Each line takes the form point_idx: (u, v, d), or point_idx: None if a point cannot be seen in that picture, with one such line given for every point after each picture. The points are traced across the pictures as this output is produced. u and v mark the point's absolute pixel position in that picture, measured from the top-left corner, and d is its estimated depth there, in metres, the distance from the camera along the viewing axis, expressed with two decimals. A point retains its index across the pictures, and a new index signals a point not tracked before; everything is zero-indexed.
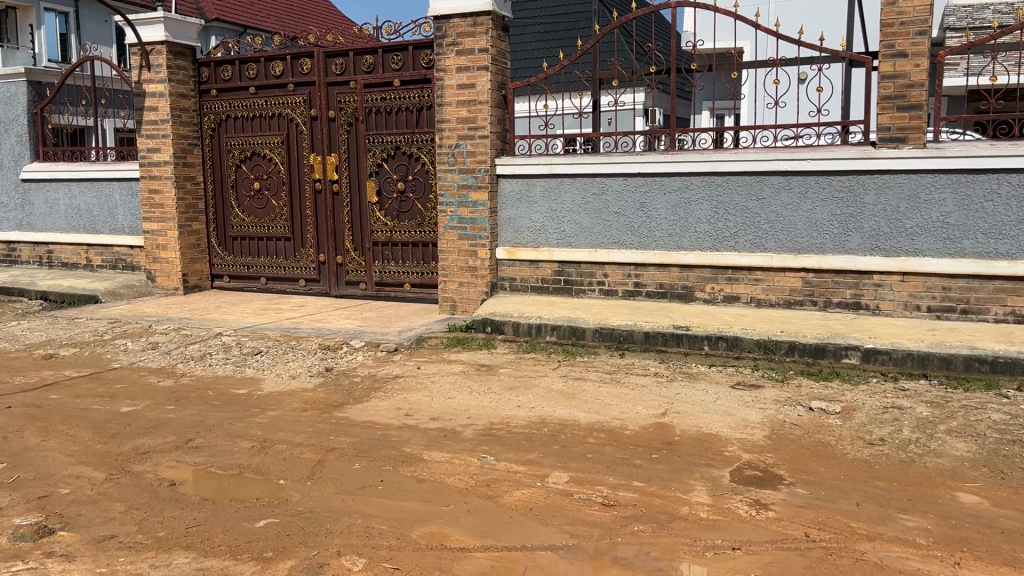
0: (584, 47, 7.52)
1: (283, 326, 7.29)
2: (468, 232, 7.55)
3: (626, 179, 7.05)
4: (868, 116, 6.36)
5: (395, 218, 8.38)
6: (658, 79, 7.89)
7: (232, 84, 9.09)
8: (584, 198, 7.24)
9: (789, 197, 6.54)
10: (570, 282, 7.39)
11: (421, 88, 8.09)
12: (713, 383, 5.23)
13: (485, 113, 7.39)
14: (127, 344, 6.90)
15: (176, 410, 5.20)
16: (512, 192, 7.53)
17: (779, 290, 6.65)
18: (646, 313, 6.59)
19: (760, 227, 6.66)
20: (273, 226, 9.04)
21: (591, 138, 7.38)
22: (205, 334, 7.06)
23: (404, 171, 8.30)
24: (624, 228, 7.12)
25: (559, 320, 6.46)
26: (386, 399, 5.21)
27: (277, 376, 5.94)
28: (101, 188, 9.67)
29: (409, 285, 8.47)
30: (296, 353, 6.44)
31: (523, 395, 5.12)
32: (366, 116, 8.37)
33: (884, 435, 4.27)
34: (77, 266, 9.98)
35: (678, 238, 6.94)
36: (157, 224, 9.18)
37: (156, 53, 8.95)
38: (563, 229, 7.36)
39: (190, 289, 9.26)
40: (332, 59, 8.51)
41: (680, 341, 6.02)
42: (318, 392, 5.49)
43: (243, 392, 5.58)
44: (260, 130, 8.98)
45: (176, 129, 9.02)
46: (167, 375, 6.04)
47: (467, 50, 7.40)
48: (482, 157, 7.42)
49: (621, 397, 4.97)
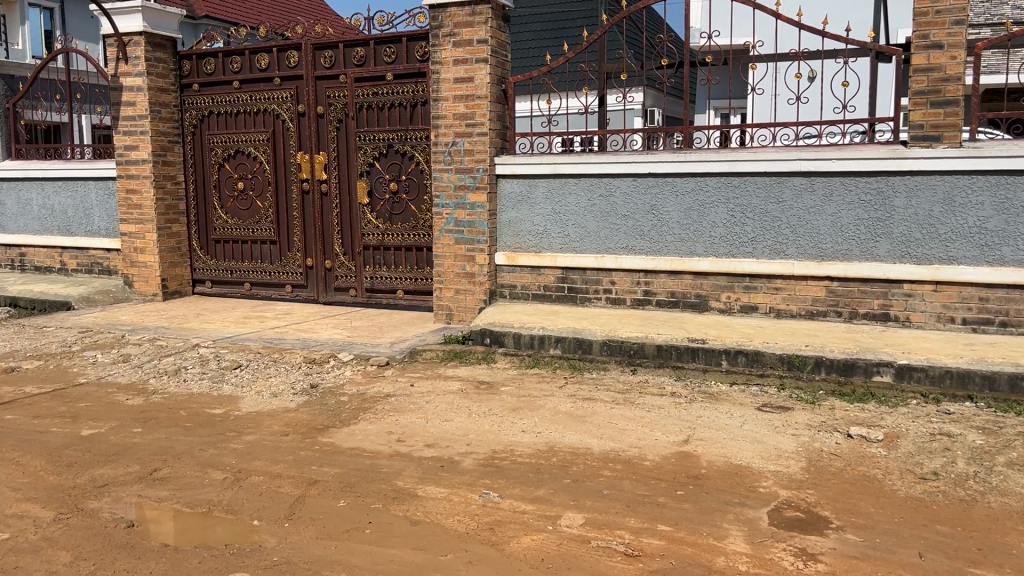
0: (591, 39, 7.01)
1: (266, 337, 6.77)
2: (465, 235, 7.06)
3: (636, 180, 6.57)
4: (898, 111, 5.90)
5: (387, 219, 7.88)
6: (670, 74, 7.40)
7: (216, 77, 8.56)
8: (590, 200, 6.76)
9: (812, 200, 6.07)
10: (575, 290, 6.91)
11: (415, 83, 7.59)
12: (737, 405, 4.73)
13: (484, 108, 6.89)
14: (97, 356, 6.37)
15: (143, 434, 4.69)
16: (513, 193, 7.04)
17: (800, 300, 6.18)
18: (658, 324, 6.11)
19: (780, 232, 6.19)
20: (258, 228, 8.54)
21: (596, 136, 6.90)
22: (181, 345, 6.54)
23: (397, 170, 7.79)
24: (632, 232, 6.64)
25: (564, 332, 5.98)
26: (376, 422, 4.70)
27: (257, 394, 5.42)
28: (76, 188, 9.14)
29: (402, 291, 7.96)
30: (278, 367, 5.93)
31: (527, 419, 4.62)
32: (357, 112, 7.88)
33: (936, 468, 3.79)
34: (50, 270, 9.46)
35: (691, 243, 6.46)
36: (135, 225, 8.66)
37: (134, 45, 8.43)
38: (567, 232, 6.88)
39: (170, 295, 8.74)
40: (320, 51, 8.01)
41: (696, 356, 5.54)
42: (301, 413, 4.98)
43: (219, 413, 5.06)
44: (245, 127, 8.47)
45: (155, 125, 8.50)
46: (136, 393, 5.52)
47: (464, 40, 6.91)
48: (480, 155, 6.94)
49: (637, 422, 4.48)
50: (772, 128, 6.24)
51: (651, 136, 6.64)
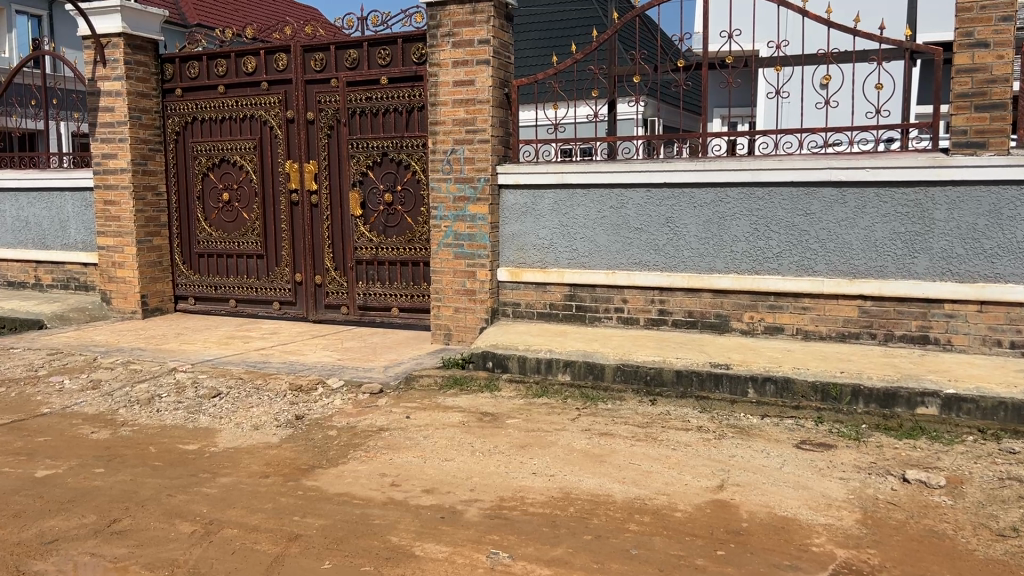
0: (601, 38, 6.50)
1: (249, 360, 6.25)
2: (465, 250, 6.56)
3: (650, 191, 6.08)
4: (937, 116, 5.42)
5: (382, 232, 7.38)
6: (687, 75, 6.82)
7: (199, 82, 8.06)
8: (600, 211, 6.26)
9: (843, 213, 5.59)
10: (583, 309, 6.40)
11: (412, 87, 7.11)
12: (773, 442, 4.23)
13: (485, 113, 6.41)
14: (64, 382, 5.84)
15: (106, 475, 4.16)
16: (516, 205, 6.55)
17: (830, 320, 5.68)
18: (676, 347, 5.61)
19: (808, 246, 5.70)
20: (244, 241, 8.03)
21: (607, 144, 6.40)
22: (157, 369, 6.02)
23: (392, 180, 7.30)
24: (646, 247, 6.14)
25: (574, 355, 5.49)
26: (367, 461, 4.18)
27: (236, 426, 4.90)
28: (51, 200, 8.62)
29: (397, 309, 7.45)
30: (261, 395, 5.41)
31: (539, 458, 4.10)
32: (349, 118, 7.39)
33: (1014, 522, 3.29)
34: (24, 285, 8.93)
35: (710, 258, 5.97)
36: (113, 238, 8.15)
37: (112, 47, 7.93)
38: (575, 246, 6.38)
39: (150, 312, 8.22)
40: (311, 54, 7.52)
41: (720, 384, 5.05)
42: (283, 450, 4.45)
43: (193, 450, 4.53)
44: (230, 134, 7.98)
45: (135, 132, 8.00)
46: (102, 425, 4.98)
47: (464, 41, 6.44)
48: (481, 163, 6.45)
49: (663, 464, 3.95)
50: (799, 134, 5.75)
51: (665, 143, 6.14)
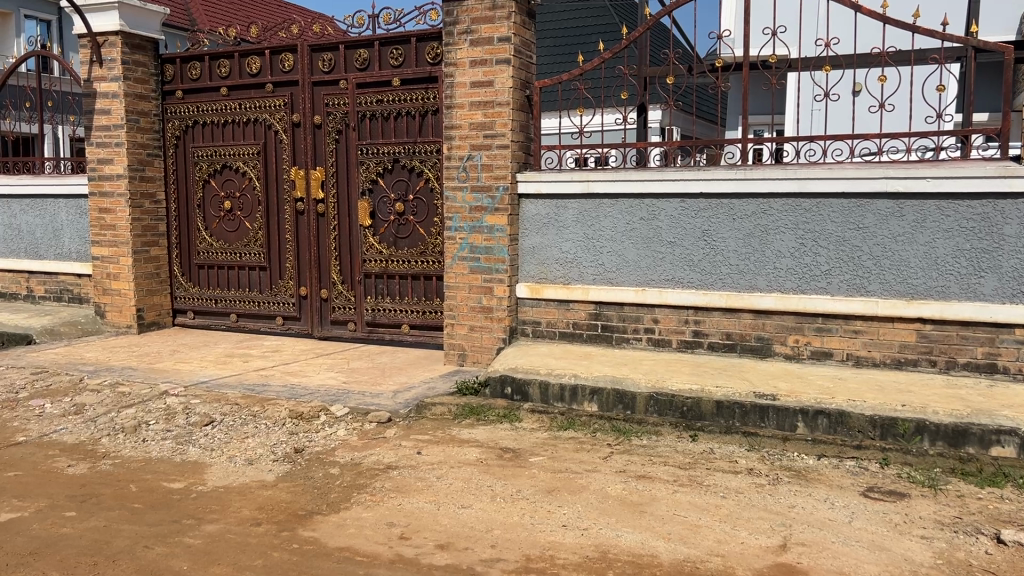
0: (631, 35, 5.88)
1: (248, 382, 5.76)
2: (481, 264, 6.08)
3: (685, 201, 5.57)
4: (1007, 122, 4.89)
5: (392, 244, 6.90)
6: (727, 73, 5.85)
7: (201, 83, 7.61)
8: (629, 223, 5.75)
9: (900, 228, 5.07)
10: (609, 329, 5.88)
11: (426, 89, 6.63)
12: (836, 489, 3.71)
13: (505, 116, 5.92)
14: (45, 406, 5.35)
15: (76, 521, 3.65)
16: (538, 215, 6.05)
17: (885, 346, 5.15)
18: (714, 373, 5.08)
19: (860, 264, 5.18)
20: (246, 252, 7.56)
21: (637, 151, 5.90)
22: (146, 393, 5.53)
23: (404, 188, 6.82)
24: (680, 262, 5.63)
25: (601, 381, 4.98)
26: (373, 507, 3.68)
27: (229, 461, 4.40)
28: (44, 207, 8.19)
29: (407, 327, 6.95)
30: (258, 424, 4.91)
31: (569, 506, 3.58)
32: (358, 122, 6.91)
33: None
34: (16, 297, 8.49)
35: (752, 275, 5.45)
36: (108, 248, 7.69)
37: (109, 46, 7.49)
38: (601, 261, 5.87)
39: (146, 327, 7.75)
40: (319, 54, 7.06)
41: (765, 417, 4.54)
42: (279, 491, 3.95)
43: (178, 489, 4.03)
44: (232, 139, 7.52)
45: (132, 136, 7.55)
46: (80, 457, 4.49)
47: (483, 39, 5.96)
48: (500, 171, 5.97)
49: (712, 517, 3.43)
50: (850, 141, 5.23)
51: (701, 148, 5.60)
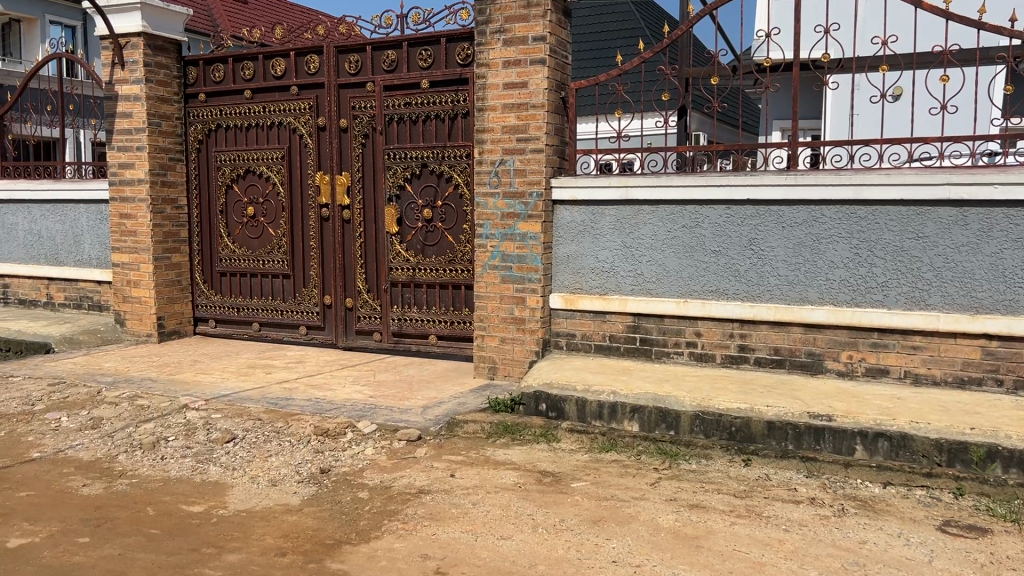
0: (672, 35, 5.56)
1: (271, 396, 5.52)
2: (514, 273, 5.82)
3: (731, 208, 5.28)
4: None
5: (420, 251, 6.65)
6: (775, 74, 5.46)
7: (224, 86, 7.41)
8: (670, 231, 5.47)
9: (963, 237, 4.75)
10: (649, 342, 5.59)
11: (456, 91, 6.38)
12: (910, 522, 3.40)
13: (540, 118, 5.66)
14: (61, 420, 5.15)
15: (89, 548, 3.41)
16: (572, 222, 5.78)
17: (947, 363, 4.83)
18: (764, 391, 4.78)
19: (920, 275, 4.87)
20: (270, 259, 7.35)
21: (679, 156, 5.61)
22: (166, 406, 5.31)
23: (432, 194, 6.58)
24: (724, 273, 5.33)
25: (643, 398, 4.69)
26: (406, 537, 3.41)
27: (251, 482, 4.16)
28: (65, 212, 8.04)
29: (434, 337, 6.69)
30: (282, 441, 4.67)
31: (619, 539, 3.30)
32: (386, 125, 6.68)
33: None
34: (36, 304, 8.32)
35: (802, 287, 5.15)
36: (129, 255, 7.51)
37: (131, 48, 7.31)
38: (640, 270, 5.59)
39: (166, 336, 7.54)
40: (345, 56, 6.84)
41: (821, 439, 4.24)
42: (305, 516, 3.69)
43: (198, 512, 3.78)
44: (256, 143, 7.31)
45: (154, 140, 7.37)
46: (96, 476, 4.26)
47: (517, 38, 5.70)
48: (534, 176, 5.71)
49: (776, 554, 3.13)
50: (909, 145, 4.91)
51: (748, 152, 5.31)
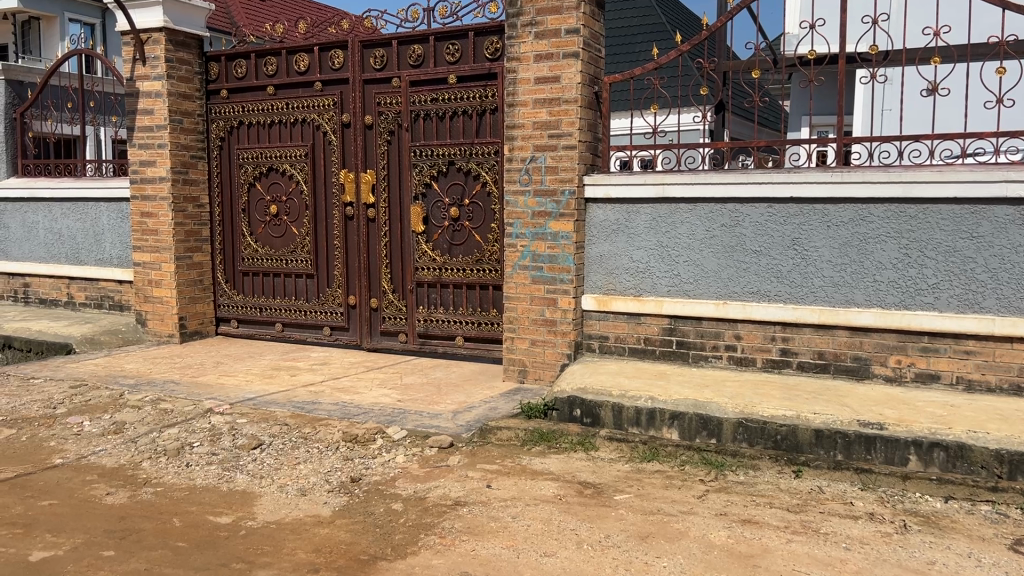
0: (710, 27, 5.36)
1: (296, 399, 5.37)
2: (545, 273, 5.64)
3: (773, 206, 5.08)
4: None
5: (446, 251, 6.49)
6: (819, 68, 5.25)
7: (247, 82, 7.27)
8: (708, 231, 5.28)
9: (1021, 237, 4.54)
10: (685, 346, 5.40)
11: (484, 86, 6.21)
12: (980, 542, 3.20)
13: (573, 114, 5.48)
14: (83, 425, 5.02)
15: (114, 563, 3.26)
16: (605, 221, 5.60)
17: (1003, 368, 4.62)
18: (810, 397, 4.58)
19: (973, 276, 4.66)
20: (293, 259, 7.21)
21: (717, 153, 5.41)
22: (190, 410, 5.17)
23: (459, 192, 6.41)
24: (766, 274, 5.14)
25: (683, 404, 4.51)
26: (444, 553, 3.24)
27: (280, 491, 4.01)
28: (86, 211, 7.93)
29: (461, 339, 6.52)
30: (309, 448, 4.52)
31: (669, 558, 3.12)
32: (412, 122, 6.51)
33: None
34: (56, 303, 8.23)
35: (848, 289, 4.95)
36: (150, 254, 7.39)
37: (152, 43, 7.19)
38: (677, 271, 5.40)
39: (188, 336, 7.42)
40: (370, 50, 6.68)
41: (872, 449, 4.04)
42: (337, 530, 3.53)
43: (225, 524, 3.63)
44: (279, 140, 7.17)
45: (175, 137, 7.24)
46: (120, 484, 4.12)
47: (549, 31, 5.53)
48: (566, 174, 5.53)
49: None
50: (964, 140, 4.69)
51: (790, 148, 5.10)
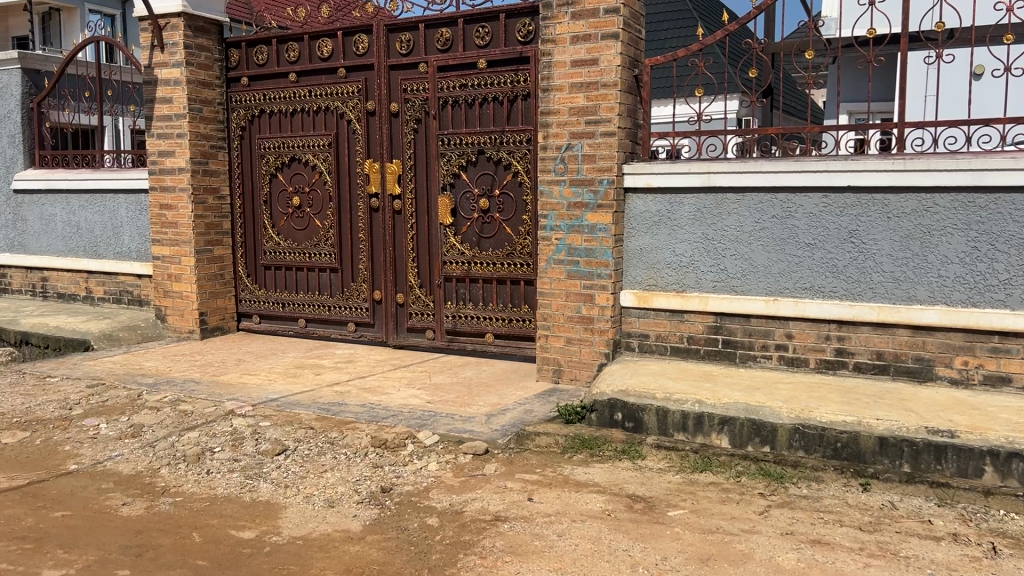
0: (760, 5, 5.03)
1: (322, 400, 5.12)
2: (582, 268, 5.35)
3: (828, 196, 4.75)
4: None
5: (476, 244, 6.21)
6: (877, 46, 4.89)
7: (268, 69, 7.01)
8: (758, 222, 4.96)
9: None
10: (732, 345, 5.09)
11: (515, 71, 5.90)
12: None
13: (612, 99, 5.16)
14: (100, 427, 4.79)
15: None
16: (646, 213, 5.29)
17: None
18: (871, 401, 4.26)
19: None
20: (316, 253, 6.96)
21: (766, 141, 5.08)
22: (211, 412, 4.93)
23: (490, 182, 6.12)
24: (820, 268, 4.82)
25: (734, 408, 4.21)
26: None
27: (306, 502, 3.75)
28: (104, 203, 7.72)
29: (491, 336, 6.23)
30: (337, 454, 4.26)
31: None
32: (439, 109, 6.22)
33: None
34: (75, 298, 8.03)
35: (910, 284, 4.62)
36: (170, 247, 7.16)
37: (171, 29, 6.94)
38: (723, 266, 5.09)
39: (209, 332, 7.20)
40: (396, 34, 6.39)
41: (944, 459, 3.73)
42: (367, 547, 3.27)
43: (249, 539, 3.38)
44: (301, 129, 6.92)
45: (195, 126, 7.00)
46: (137, 493, 3.88)
47: (587, 11, 5.22)
48: (605, 162, 5.22)
49: None
50: None
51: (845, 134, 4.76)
